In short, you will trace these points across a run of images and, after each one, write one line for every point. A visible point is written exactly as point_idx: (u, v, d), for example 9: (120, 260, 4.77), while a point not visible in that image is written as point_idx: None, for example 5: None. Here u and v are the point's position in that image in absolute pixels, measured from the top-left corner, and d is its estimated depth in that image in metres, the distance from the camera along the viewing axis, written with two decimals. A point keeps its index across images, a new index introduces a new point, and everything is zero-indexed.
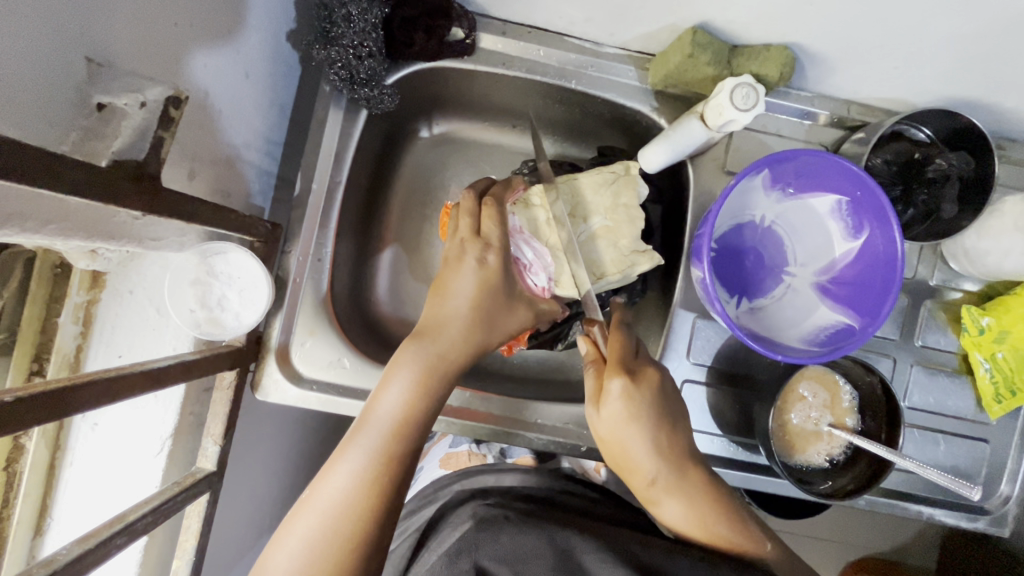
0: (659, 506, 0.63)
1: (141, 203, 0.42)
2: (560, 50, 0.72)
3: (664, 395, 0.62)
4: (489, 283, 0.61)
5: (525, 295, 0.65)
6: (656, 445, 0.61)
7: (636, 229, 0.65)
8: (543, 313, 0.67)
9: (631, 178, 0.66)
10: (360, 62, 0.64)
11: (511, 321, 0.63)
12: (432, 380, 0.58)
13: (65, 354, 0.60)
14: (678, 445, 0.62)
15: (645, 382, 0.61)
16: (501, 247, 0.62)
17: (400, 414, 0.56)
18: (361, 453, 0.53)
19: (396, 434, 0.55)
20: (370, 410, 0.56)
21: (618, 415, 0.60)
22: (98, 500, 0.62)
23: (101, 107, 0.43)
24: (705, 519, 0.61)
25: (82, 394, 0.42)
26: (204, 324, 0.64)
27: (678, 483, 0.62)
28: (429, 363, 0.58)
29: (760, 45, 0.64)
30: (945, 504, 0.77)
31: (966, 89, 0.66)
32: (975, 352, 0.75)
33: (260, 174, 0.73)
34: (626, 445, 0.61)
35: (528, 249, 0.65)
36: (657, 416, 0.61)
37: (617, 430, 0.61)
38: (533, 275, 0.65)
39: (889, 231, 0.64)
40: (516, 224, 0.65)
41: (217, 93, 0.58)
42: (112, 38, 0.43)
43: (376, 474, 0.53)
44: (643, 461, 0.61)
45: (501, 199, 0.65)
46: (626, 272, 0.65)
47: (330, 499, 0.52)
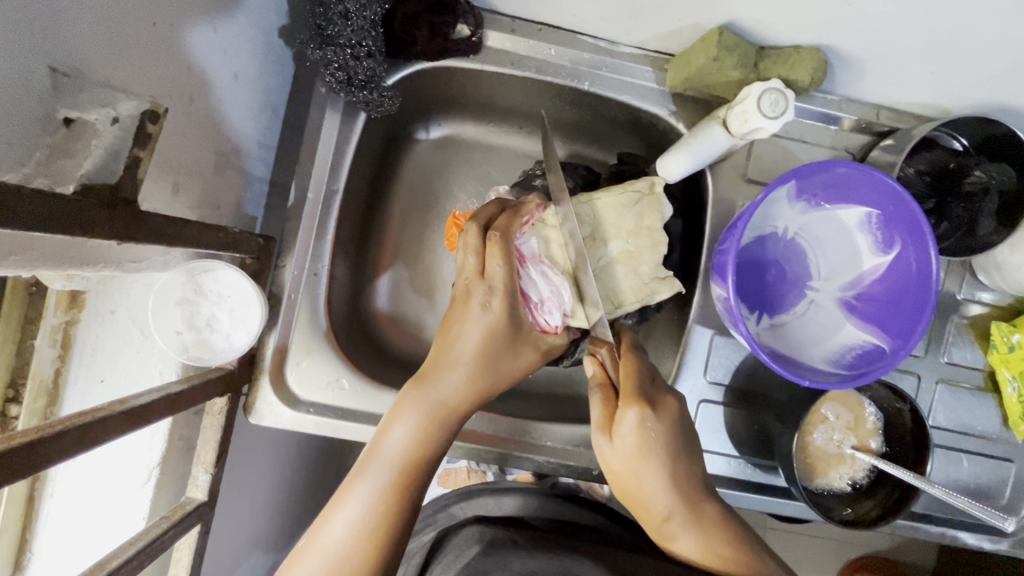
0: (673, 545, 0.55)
1: (117, 231, 0.38)
2: (573, 49, 0.67)
3: (683, 425, 0.56)
4: (496, 330, 0.56)
5: (532, 336, 0.59)
6: (674, 480, 0.54)
7: (659, 255, 0.60)
8: (553, 351, 0.62)
9: (655, 199, 0.61)
10: (358, 63, 0.59)
11: (517, 364, 0.58)
12: (435, 430, 0.54)
13: (42, 380, 0.56)
14: (696, 480, 0.56)
15: (663, 412, 0.54)
16: (507, 291, 0.56)
17: (400, 467, 0.52)
18: (358, 507, 0.50)
19: (393, 491, 0.51)
20: (370, 460, 0.52)
21: (631, 447, 0.54)
22: (81, 534, 0.58)
23: (68, 122, 0.39)
24: (731, 566, 0.53)
25: (54, 443, 0.38)
26: (192, 348, 0.59)
27: (697, 524, 0.54)
28: (431, 415, 0.54)
29: (790, 47, 0.60)
30: (967, 525, 0.74)
31: (1007, 95, 0.62)
32: (1002, 370, 0.72)
33: (251, 182, 0.68)
34: (640, 482, 0.54)
35: (545, 285, 0.60)
36: (675, 448, 0.54)
37: (628, 463, 0.54)
38: (547, 311, 0.60)
39: (925, 248, 0.60)
40: (532, 254, 0.59)
41: (203, 98, 0.54)
42: (82, 44, 0.38)
43: (375, 529, 0.50)
44: (658, 498, 0.54)
45: (509, 229, 0.57)
46: (645, 300, 0.61)
47: (326, 552, 0.49)
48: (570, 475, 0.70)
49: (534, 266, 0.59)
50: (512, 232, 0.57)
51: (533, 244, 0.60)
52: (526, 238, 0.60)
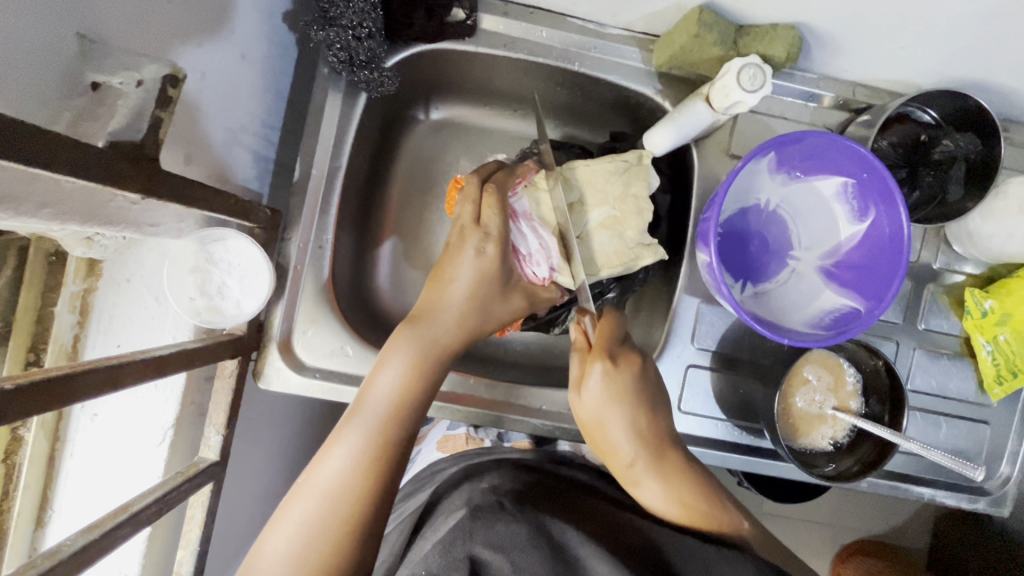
0: (640, 487, 0.64)
1: (140, 186, 0.41)
2: (563, 31, 0.71)
3: (645, 379, 0.64)
4: (488, 275, 0.60)
5: (520, 285, 0.64)
6: (636, 427, 0.63)
7: (643, 222, 0.64)
8: (538, 300, 0.67)
9: (642, 168, 0.64)
10: (359, 43, 0.63)
11: (506, 309, 0.63)
12: (424, 367, 0.58)
13: (62, 344, 0.60)
14: (658, 429, 0.64)
15: (626, 367, 0.63)
16: (501, 237, 0.60)
17: (392, 403, 0.56)
18: (353, 439, 0.54)
19: (389, 420, 0.55)
20: (362, 401, 0.56)
21: (601, 399, 0.63)
22: (99, 492, 0.61)
23: (95, 86, 0.42)
24: (683, 497, 0.62)
25: (82, 382, 0.41)
26: (205, 312, 0.62)
27: (656, 464, 0.63)
28: (425, 352, 0.58)
29: (767, 25, 0.63)
30: (945, 485, 0.78)
31: (974, 69, 0.65)
32: (976, 335, 0.75)
33: (257, 160, 0.71)
34: (608, 429, 0.63)
35: (534, 239, 0.63)
36: (637, 400, 0.63)
37: (597, 412, 0.63)
38: (534, 265, 0.64)
39: (896, 212, 0.63)
40: (524, 212, 0.64)
41: (213, 74, 0.57)
42: (105, 14, 0.41)
43: (369, 456, 0.53)
44: (622, 442, 0.63)
45: (505, 185, 0.63)
46: (628, 264, 0.65)
47: (325, 484, 0.52)
48: (565, 438, 0.73)
49: (524, 222, 0.63)
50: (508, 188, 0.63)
51: (524, 203, 0.64)
52: (518, 197, 0.64)
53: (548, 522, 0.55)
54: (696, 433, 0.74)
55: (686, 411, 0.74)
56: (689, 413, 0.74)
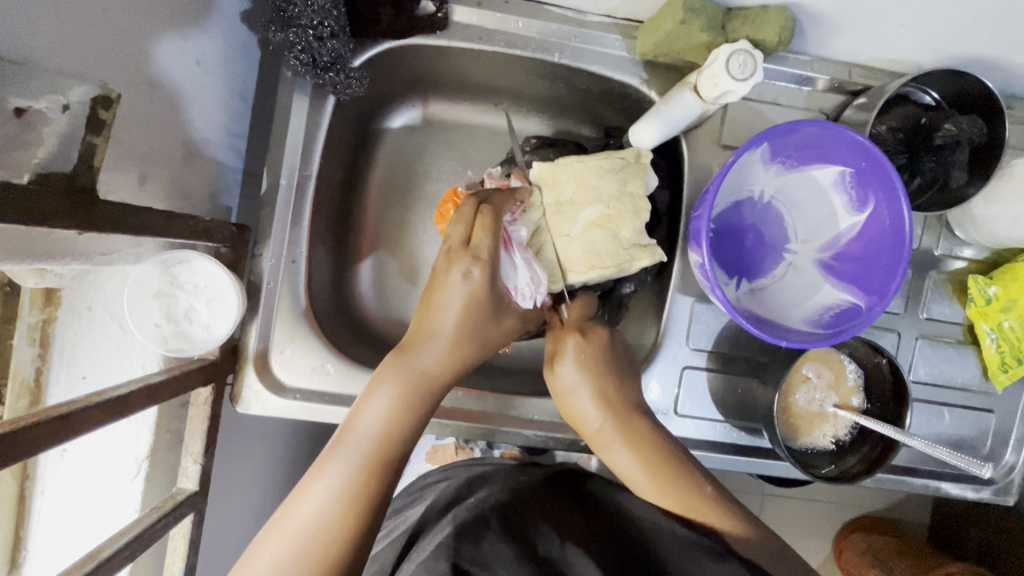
0: (613, 454, 0.62)
1: (74, 219, 0.38)
2: (541, 21, 0.67)
3: (615, 353, 0.64)
4: (478, 298, 0.57)
5: (513, 306, 0.60)
6: (605, 393, 0.62)
7: (640, 222, 0.59)
8: (531, 318, 0.63)
9: (640, 167, 0.60)
10: (322, 43, 0.58)
11: (497, 332, 0.59)
12: (415, 396, 0.55)
13: (24, 379, 0.57)
14: (629, 399, 0.62)
15: (596, 339, 0.64)
16: (489, 262, 0.56)
17: (380, 434, 0.54)
18: (335, 476, 0.51)
19: (376, 454, 0.53)
20: (347, 434, 0.54)
21: (574, 369, 0.62)
22: (74, 529, 0.59)
23: (20, 113, 0.39)
24: (649, 454, 0.60)
25: (25, 436, 0.38)
26: (172, 340, 0.58)
27: (623, 428, 0.61)
28: (415, 382, 0.56)
29: (758, 7, 0.59)
30: (950, 476, 0.76)
31: (977, 46, 0.61)
32: (980, 322, 0.73)
33: (223, 172, 0.67)
34: (576, 392, 0.62)
35: (524, 274, 0.57)
36: (615, 373, 0.63)
37: (570, 385, 0.62)
38: (522, 299, 0.59)
39: (898, 203, 0.60)
40: (519, 241, 0.58)
41: (165, 84, 0.53)
42: (26, 31, 0.37)
43: (358, 487, 0.51)
44: (591, 414, 0.61)
45: (501, 205, 0.57)
46: (623, 267, 0.59)
47: (305, 520, 0.50)
48: (558, 447, 0.71)
49: (519, 253, 0.57)
50: (506, 212, 0.57)
51: (521, 232, 0.58)
52: (517, 225, 0.58)
53: (533, 532, 0.54)
54: (695, 437, 0.72)
55: (684, 414, 0.71)
56: (687, 415, 0.72)
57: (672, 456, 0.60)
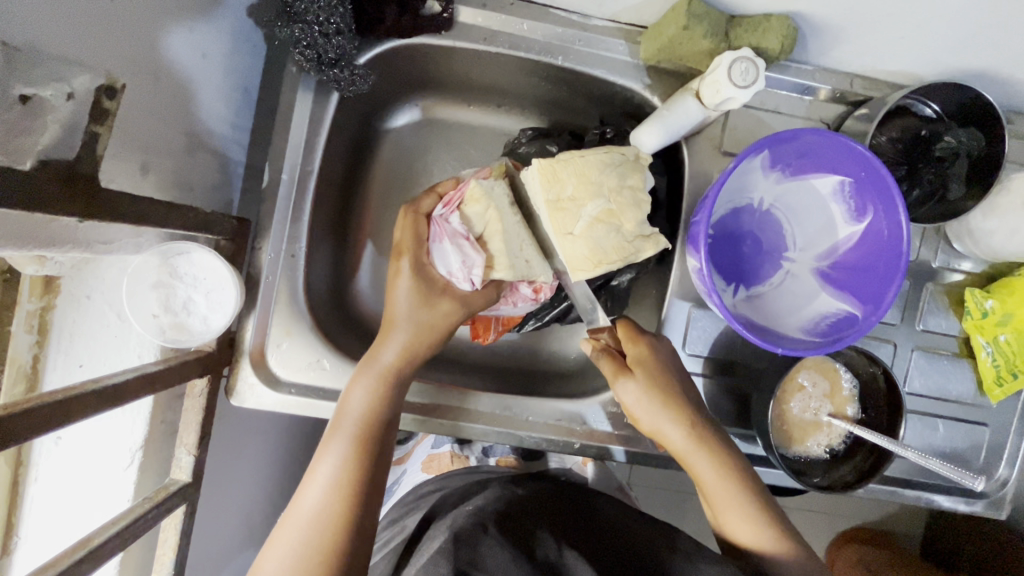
0: (694, 472, 0.60)
1: (75, 206, 0.38)
2: (545, 24, 0.67)
3: (677, 372, 0.63)
4: (412, 287, 0.61)
5: (450, 288, 0.62)
6: (684, 413, 0.61)
7: (642, 214, 0.57)
8: (477, 302, 0.63)
9: (638, 166, 0.58)
10: (327, 40, 0.59)
11: (437, 317, 0.62)
12: (386, 389, 0.58)
13: (20, 366, 0.57)
14: (704, 417, 0.62)
15: (655, 356, 0.63)
16: (413, 255, 0.61)
17: (363, 422, 0.56)
18: (336, 456, 0.54)
19: (356, 444, 0.55)
20: (339, 420, 0.57)
21: (645, 388, 0.61)
22: (66, 517, 0.59)
23: (25, 100, 0.39)
24: (728, 467, 0.60)
25: (21, 421, 0.38)
26: (169, 331, 0.59)
27: (714, 450, 0.61)
28: (382, 375, 0.59)
29: (761, 16, 0.60)
30: (944, 489, 0.76)
31: (978, 60, 0.62)
32: (977, 336, 0.73)
33: (226, 165, 0.68)
34: (652, 413, 0.61)
35: (456, 258, 0.58)
36: (682, 388, 0.63)
37: (642, 401, 0.61)
38: (460, 283, 0.60)
39: (895, 213, 0.60)
40: (453, 229, 0.58)
41: (169, 76, 0.53)
42: (34, 20, 0.38)
43: (352, 468, 0.54)
44: (676, 429, 0.61)
45: (425, 205, 0.62)
46: (629, 259, 0.57)
47: (303, 515, 0.51)
48: (553, 450, 0.71)
49: (450, 239, 0.58)
50: (427, 207, 0.62)
51: (454, 221, 0.58)
52: (451, 215, 0.59)
53: (529, 537, 0.55)
54: None
55: None
56: None
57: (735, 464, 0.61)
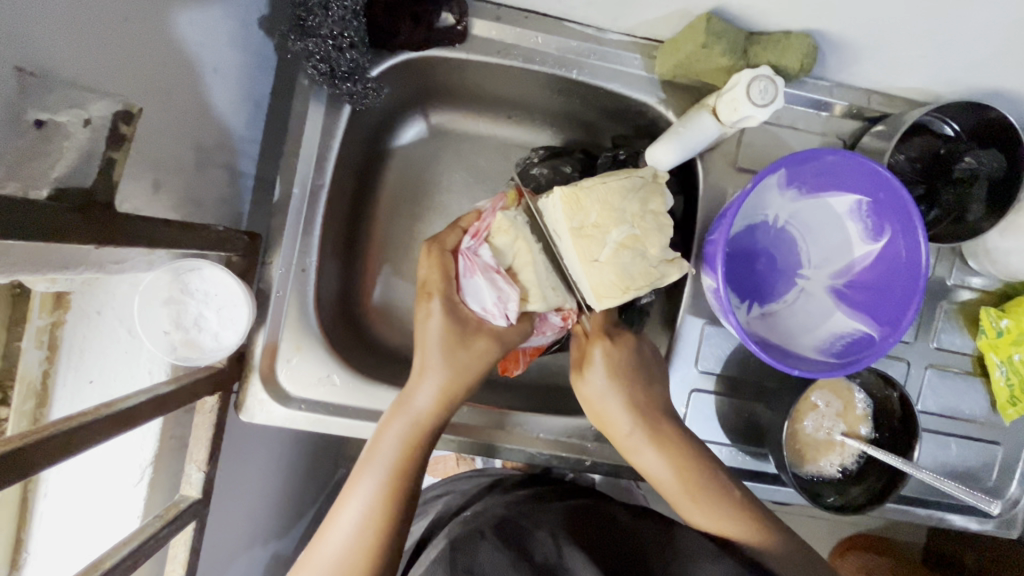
0: (639, 456, 0.63)
1: (88, 233, 0.37)
2: (560, 37, 0.66)
3: (640, 356, 0.65)
4: (446, 329, 0.60)
5: (483, 327, 0.60)
6: (629, 397, 0.63)
7: (664, 239, 0.56)
8: (512, 338, 0.61)
9: (658, 187, 0.58)
10: (341, 54, 0.58)
11: (473, 357, 0.60)
12: (422, 435, 0.58)
13: (30, 382, 0.56)
14: (654, 400, 0.64)
15: (622, 345, 0.64)
16: (443, 295, 0.60)
17: (393, 468, 0.56)
18: (363, 502, 0.54)
19: (384, 494, 0.54)
20: (368, 459, 0.57)
21: (603, 376, 0.64)
22: (76, 533, 0.59)
23: (39, 124, 0.39)
24: (665, 449, 0.61)
25: (33, 451, 0.37)
26: (181, 348, 0.58)
27: (652, 432, 0.62)
28: (415, 421, 0.58)
29: (780, 33, 0.59)
30: (955, 508, 0.75)
31: (999, 79, 0.61)
32: (991, 354, 0.72)
33: (237, 178, 0.67)
34: (606, 401, 0.63)
35: (490, 292, 0.58)
36: (629, 374, 0.63)
37: (599, 390, 0.64)
38: (493, 318, 0.59)
39: (914, 235, 0.60)
40: (484, 264, 0.57)
41: (182, 92, 0.53)
42: (48, 44, 0.37)
43: (378, 518, 0.53)
44: (619, 412, 0.63)
45: (449, 240, 0.61)
46: (654, 284, 0.56)
47: (326, 559, 0.52)
48: (562, 466, 0.71)
49: (482, 274, 0.57)
50: (452, 243, 0.61)
51: (486, 255, 0.57)
52: (481, 248, 0.58)
53: (528, 538, 0.55)
54: None
55: None
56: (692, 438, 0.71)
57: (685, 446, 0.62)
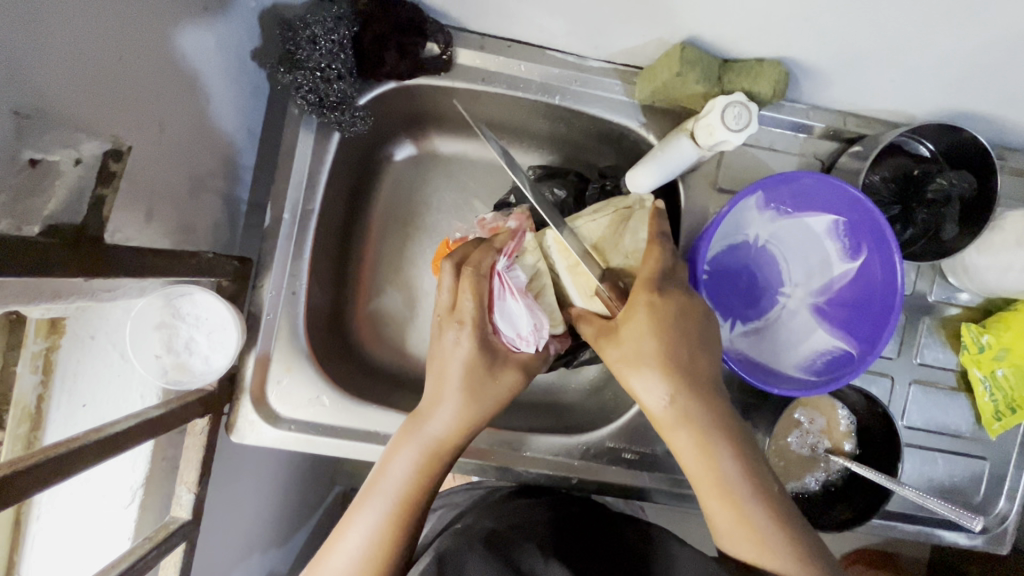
0: (676, 440, 0.54)
1: (77, 265, 0.39)
2: (543, 65, 0.68)
3: (688, 326, 0.54)
4: (471, 357, 0.57)
5: (511, 357, 0.59)
6: (672, 370, 0.53)
7: None
8: (537, 366, 0.61)
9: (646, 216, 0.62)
10: (329, 85, 0.61)
11: (499, 387, 0.58)
12: (432, 463, 0.56)
13: (26, 407, 0.58)
14: (699, 372, 0.54)
15: (669, 306, 0.54)
16: (474, 324, 0.57)
17: (401, 497, 0.54)
18: (368, 529, 0.53)
19: (392, 523, 0.53)
20: (373, 487, 0.56)
21: (646, 342, 0.53)
22: (69, 555, 0.60)
23: (34, 163, 0.41)
24: (736, 494, 0.52)
25: (23, 478, 0.39)
26: (172, 371, 0.60)
27: (698, 421, 0.53)
28: (427, 448, 0.56)
29: (754, 60, 0.61)
30: (944, 524, 0.75)
31: (967, 101, 0.63)
32: (974, 370, 0.73)
33: (230, 204, 0.69)
34: (641, 314, 0.54)
35: (524, 320, 0.58)
36: (676, 338, 0.53)
37: (640, 330, 0.54)
38: (525, 344, 0.59)
39: (889, 255, 0.61)
40: (518, 286, 0.59)
41: (175, 124, 0.55)
42: (45, 87, 0.40)
43: (384, 546, 0.53)
44: (654, 389, 0.53)
45: (483, 261, 0.57)
46: None
47: None
48: (551, 483, 0.72)
49: (520, 300, 0.58)
50: (487, 265, 0.57)
51: (518, 276, 0.59)
52: (514, 270, 0.59)
53: (518, 553, 0.54)
54: (687, 477, 0.72)
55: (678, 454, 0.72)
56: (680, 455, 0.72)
57: (762, 491, 0.53)
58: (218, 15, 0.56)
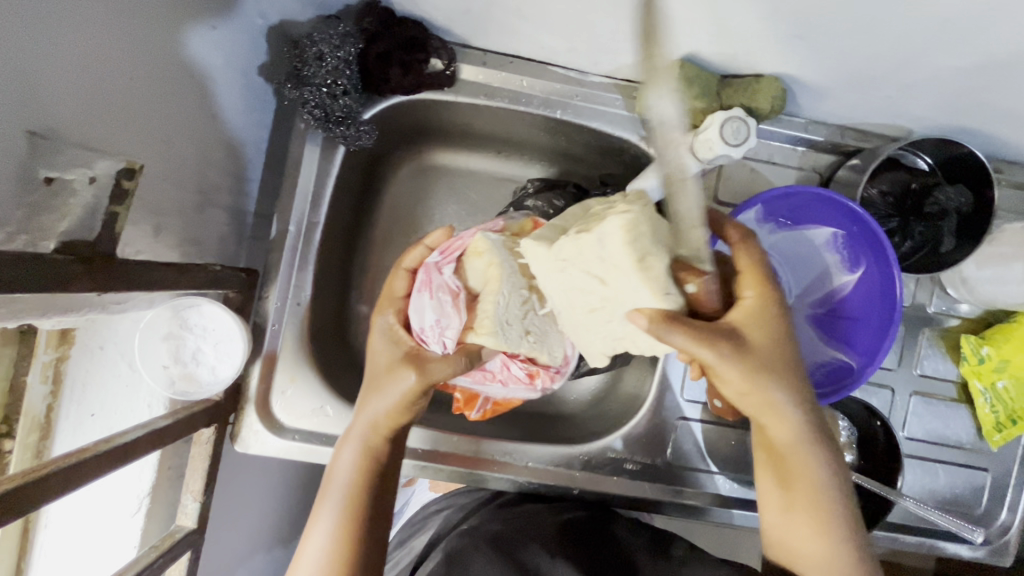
0: (778, 438, 0.55)
1: (89, 280, 0.40)
2: (544, 80, 0.70)
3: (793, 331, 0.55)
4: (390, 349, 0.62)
5: (415, 355, 0.61)
6: (789, 372, 0.54)
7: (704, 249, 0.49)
8: (438, 373, 0.59)
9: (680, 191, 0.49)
10: (334, 100, 0.62)
11: (394, 384, 0.59)
12: (370, 456, 0.58)
13: (34, 416, 0.58)
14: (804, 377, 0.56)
15: (780, 310, 0.54)
16: (394, 313, 0.64)
17: (351, 485, 0.57)
18: (328, 520, 0.56)
19: (347, 511, 0.56)
20: (328, 487, 0.58)
21: (761, 343, 0.53)
22: (75, 563, 0.60)
23: (49, 181, 0.42)
24: (823, 497, 0.54)
25: (35, 488, 0.40)
26: (179, 382, 0.61)
27: (799, 423, 0.54)
28: (366, 443, 0.59)
29: (751, 76, 0.62)
30: (946, 536, 0.75)
31: (963, 116, 0.64)
32: (974, 381, 0.73)
33: (237, 216, 0.70)
34: (758, 313, 0.53)
35: (430, 314, 0.60)
36: (788, 342, 0.54)
37: (755, 328, 0.53)
38: (431, 343, 0.61)
39: (888, 268, 0.62)
40: (442, 283, 0.60)
41: (184, 140, 0.56)
42: (60, 109, 0.41)
43: (342, 535, 0.55)
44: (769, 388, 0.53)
45: (413, 256, 0.64)
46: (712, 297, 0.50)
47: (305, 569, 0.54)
48: (552, 493, 0.72)
49: (432, 293, 0.60)
50: (413, 261, 0.64)
51: (446, 275, 0.60)
52: (441, 269, 0.61)
53: (520, 550, 0.57)
54: (688, 487, 0.72)
55: (679, 464, 0.72)
56: (680, 465, 0.72)
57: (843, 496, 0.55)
58: (227, 34, 0.58)
